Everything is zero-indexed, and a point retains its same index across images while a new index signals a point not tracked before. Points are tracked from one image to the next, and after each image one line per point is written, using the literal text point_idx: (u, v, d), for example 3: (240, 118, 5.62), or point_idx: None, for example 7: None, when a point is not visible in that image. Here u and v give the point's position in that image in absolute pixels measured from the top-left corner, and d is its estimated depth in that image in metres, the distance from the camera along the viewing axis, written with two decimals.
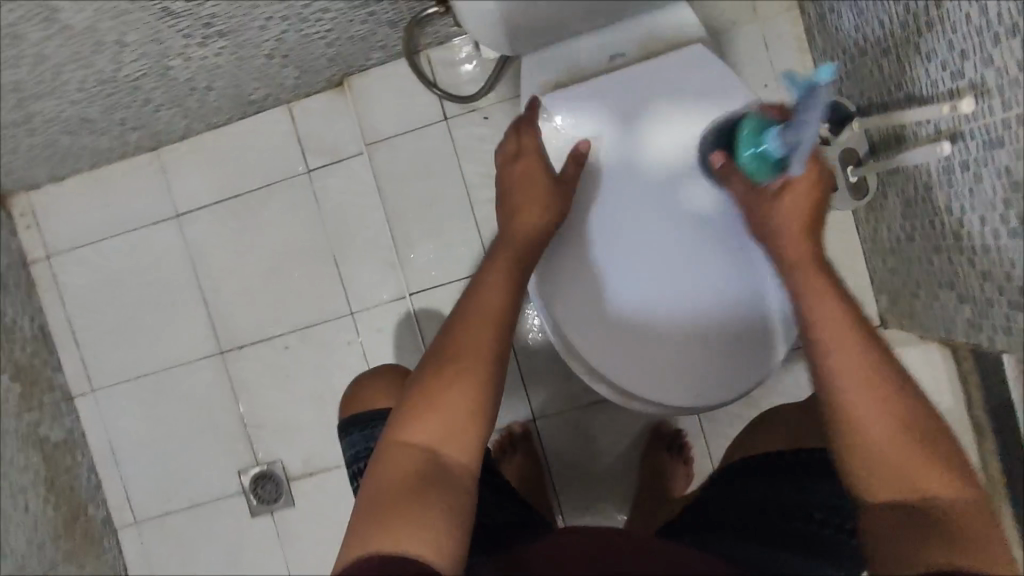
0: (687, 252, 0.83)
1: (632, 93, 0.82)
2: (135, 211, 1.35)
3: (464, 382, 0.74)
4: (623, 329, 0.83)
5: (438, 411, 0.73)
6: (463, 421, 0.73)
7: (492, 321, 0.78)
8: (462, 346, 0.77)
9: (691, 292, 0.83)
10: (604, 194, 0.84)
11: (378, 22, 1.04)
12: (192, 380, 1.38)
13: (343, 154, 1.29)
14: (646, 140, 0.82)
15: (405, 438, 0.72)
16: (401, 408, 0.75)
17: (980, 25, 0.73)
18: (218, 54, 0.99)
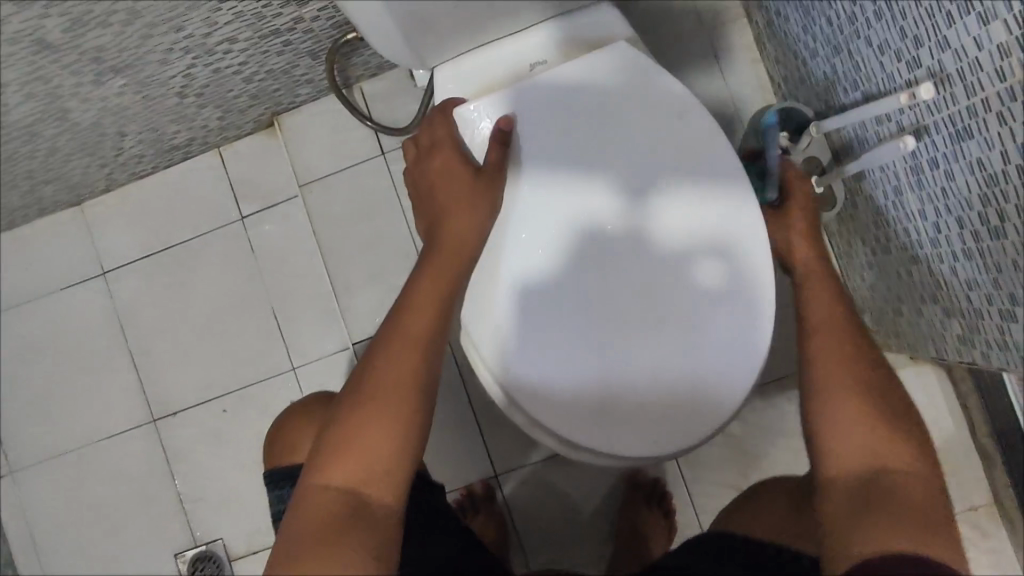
0: (660, 301, 0.70)
1: (564, 117, 0.72)
2: (57, 272, 1.24)
3: (386, 411, 0.63)
4: (579, 379, 0.70)
5: (358, 448, 0.61)
6: (389, 456, 0.62)
7: (416, 344, 0.66)
8: (381, 371, 0.64)
9: (667, 340, 0.70)
10: (549, 220, 0.71)
11: (296, 53, 0.98)
12: (121, 454, 1.24)
13: (277, 198, 1.19)
14: (622, 193, 0.71)
15: (320, 480, 0.60)
16: (318, 443, 0.63)
17: (930, 6, 0.66)
18: (121, 94, 0.92)
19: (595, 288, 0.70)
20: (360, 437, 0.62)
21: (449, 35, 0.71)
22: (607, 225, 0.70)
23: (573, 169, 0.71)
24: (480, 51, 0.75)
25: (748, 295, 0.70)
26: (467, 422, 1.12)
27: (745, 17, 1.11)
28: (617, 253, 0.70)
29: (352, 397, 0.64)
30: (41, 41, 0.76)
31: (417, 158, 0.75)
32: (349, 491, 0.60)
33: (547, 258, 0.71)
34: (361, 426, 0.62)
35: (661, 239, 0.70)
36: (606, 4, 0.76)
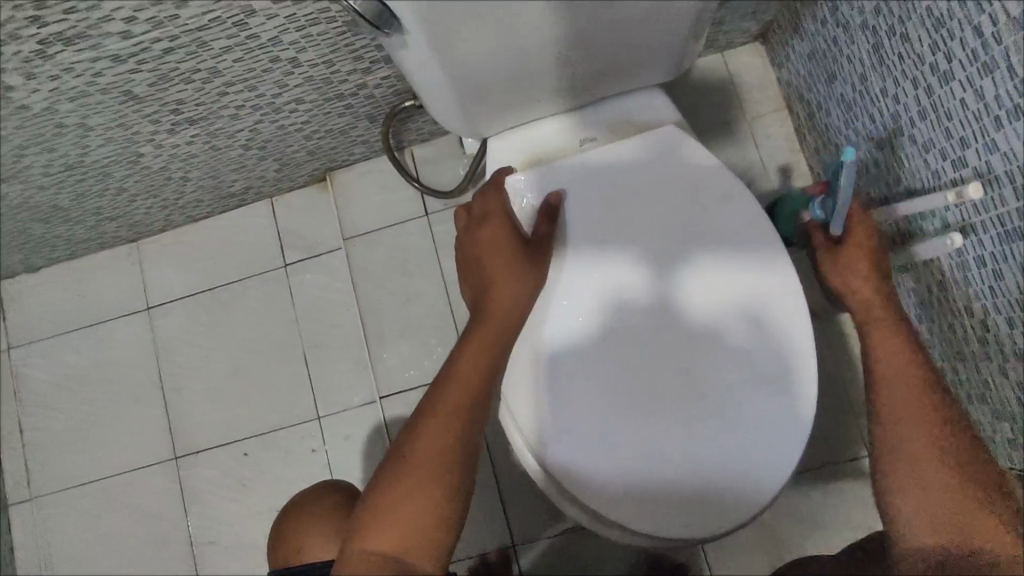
0: (697, 377, 0.69)
1: (604, 188, 0.74)
2: (106, 304, 1.29)
3: (425, 480, 0.63)
4: (610, 452, 0.68)
5: (397, 515, 0.61)
6: (426, 526, 0.61)
7: (455, 415, 0.66)
8: (423, 440, 0.64)
9: (702, 417, 0.68)
10: (587, 288, 0.72)
11: (356, 115, 1.04)
12: (140, 489, 1.24)
13: (321, 249, 1.23)
14: (662, 267, 0.72)
15: (363, 547, 0.60)
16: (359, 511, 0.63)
17: (977, 109, 0.67)
18: (191, 142, 0.98)
19: (630, 360, 0.70)
20: (398, 505, 0.61)
21: (506, 109, 0.74)
22: (641, 292, 0.71)
23: (614, 237, 0.73)
24: (532, 125, 0.79)
25: (789, 368, 0.69)
26: (487, 487, 1.10)
27: (786, 108, 1.14)
28: (651, 319, 0.70)
29: (393, 466, 0.64)
30: (128, 92, 0.82)
31: (467, 227, 0.74)
32: (393, 559, 0.60)
33: (586, 321, 0.71)
34: (400, 494, 0.62)
35: (698, 308, 0.70)
36: (654, 90, 0.79)
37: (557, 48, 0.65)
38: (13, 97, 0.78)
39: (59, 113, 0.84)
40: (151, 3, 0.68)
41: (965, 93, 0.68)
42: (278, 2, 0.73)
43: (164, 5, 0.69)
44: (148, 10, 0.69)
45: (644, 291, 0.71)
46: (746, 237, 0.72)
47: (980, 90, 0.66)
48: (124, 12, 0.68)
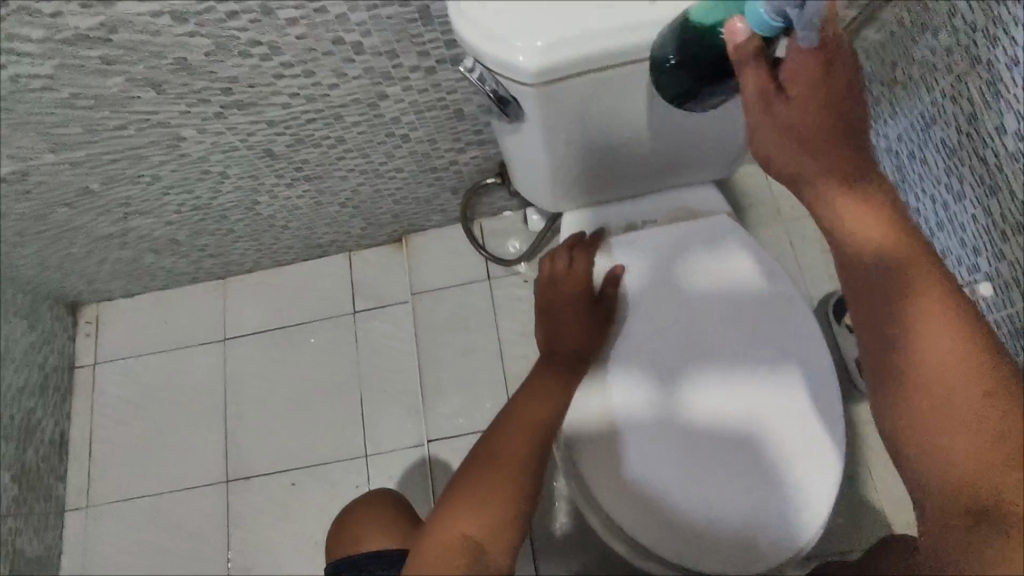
0: (732, 428, 0.79)
1: (647, 274, 0.86)
2: (188, 332, 1.43)
3: (507, 479, 0.73)
4: (651, 490, 0.78)
5: (483, 502, 0.70)
6: (505, 514, 0.70)
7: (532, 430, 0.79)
8: (507, 445, 0.77)
9: (735, 464, 0.78)
10: (637, 348, 0.83)
11: (442, 187, 1.20)
12: (188, 509, 1.31)
13: (389, 301, 1.37)
14: (702, 331, 0.83)
15: (451, 526, 0.68)
16: (448, 497, 0.72)
17: (986, 224, 0.80)
18: (301, 196, 1.15)
19: (671, 412, 0.80)
20: (486, 493, 0.71)
21: (584, 188, 0.89)
22: (682, 354, 0.82)
23: (649, 322, 0.84)
24: (603, 206, 0.94)
25: (798, 464, 0.77)
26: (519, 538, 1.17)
27: None
28: (671, 407, 0.80)
29: (476, 467, 0.74)
30: (269, 151, 0.99)
31: (552, 277, 0.88)
32: (478, 541, 0.67)
33: (617, 397, 0.81)
34: (487, 485, 0.72)
35: (724, 372, 0.81)
36: (707, 186, 0.94)
37: (634, 145, 0.80)
38: (182, 147, 0.95)
39: (210, 162, 0.99)
40: (314, 83, 0.86)
41: (976, 210, 0.81)
42: (407, 91, 0.90)
43: (321, 86, 0.87)
44: (309, 89, 0.87)
45: (668, 380, 0.81)
46: (779, 311, 0.83)
47: (988, 208, 0.79)
48: (292, 89, 0.86)
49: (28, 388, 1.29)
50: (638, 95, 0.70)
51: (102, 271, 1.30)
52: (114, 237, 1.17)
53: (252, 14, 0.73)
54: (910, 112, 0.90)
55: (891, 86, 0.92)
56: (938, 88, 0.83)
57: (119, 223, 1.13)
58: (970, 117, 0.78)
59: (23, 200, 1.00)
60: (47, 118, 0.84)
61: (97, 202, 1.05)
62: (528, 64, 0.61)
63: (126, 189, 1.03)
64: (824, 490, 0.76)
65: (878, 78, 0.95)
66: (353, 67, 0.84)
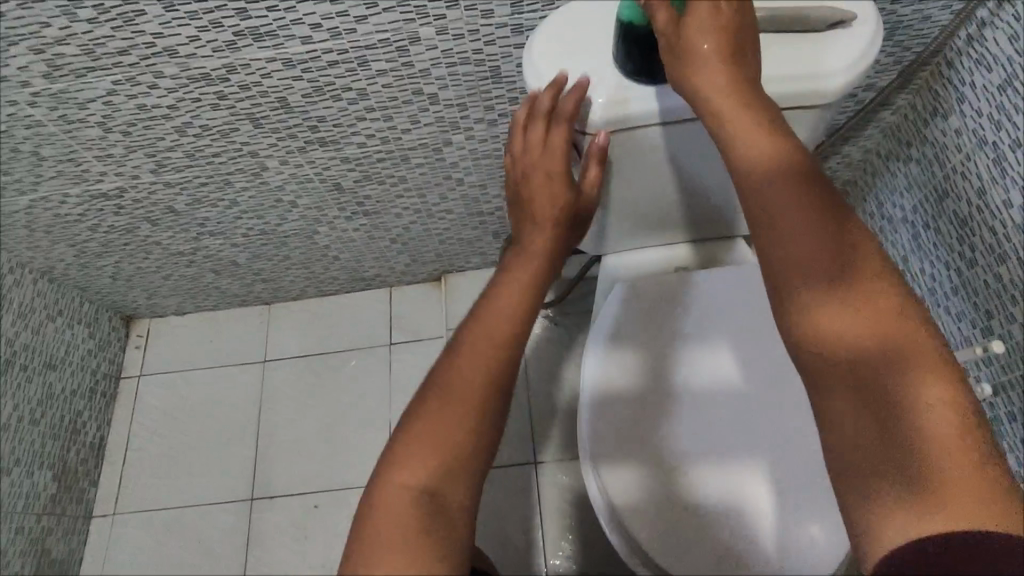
0: (743, 468, 0.84)
1: (665, 334, 0.92)
2: (231, 351, 1.50)
3: (459, 408, 0.57)
4: (667, 521, 0.84)
5: (429, 445, 0.55)
6: (461, 452, 0.56)
7: (489, 339, 0.61)
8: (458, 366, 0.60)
9: (745, 501, 0.83)
10: (659, 386, 0.90)
11: (485, 231, 1.30)
12: (211, 523, 1.34)
13: (424, 336, 1.44)
14: (720, 375, 0.89)
15: (392, 480, 0.54)
16: (386, 446, 0.57)
17: (998, 288, 0.86)
18: (357, 230, 1.25)
19: (686, 449, 0.86)
20: (434, 433, 0.56)
21: (625, 235, 0.98)
22: (699, 395, 0.88)
23: (654, 389, 0.90)
24: (640, 253, 1.02)
25: (794, 524, 0.81)
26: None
27: None
28: (666, 473, 0.85)
29: (428, 389, 0.59)
30: (338, 185, 1.10)
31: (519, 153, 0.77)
32: (427, 494, 0.53)
33: (620, 458, 0.87)
34: (435, 423, 0.56)
35: (737, 415, 0.87)
36: (738, 241, 1.02)
37: (672, 198, 0.89)
38: (264, 176, 1.06)
39: (285, 191, 1.11)
40: (390, 127, 0.97)
41: (988, 275, 0.88)
42: (469, 139, 1.02)
43: (396, 129, 0.98)
44: (385, 132, 0.98)
45: (666, 445, 0.86)
46: None
47: (999, 274, 0.85)
48: (370, 131, 0.98)
49: (79, 391, 1.37)
50: (681, 152, 0.79)
51: (163, 287, 1.40)
52: (183, 254, 1.28)
53: (350, 64, 0.85)
54: (924, 185, 0.98)
55: (907, 162, 1.01)
56: (949, 165, 0.92)
57: (191, 242, 1.24)
58: (979, 192, 0.86)
59: (115, 214, 1.11)
60: (158, 142, 0.95)
61: (177, 220, 1.16)
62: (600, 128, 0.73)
63: (205, 210, 1.14)
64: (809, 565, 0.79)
65: (895, 154, 1.04)
66: (426, 115, 0.96)
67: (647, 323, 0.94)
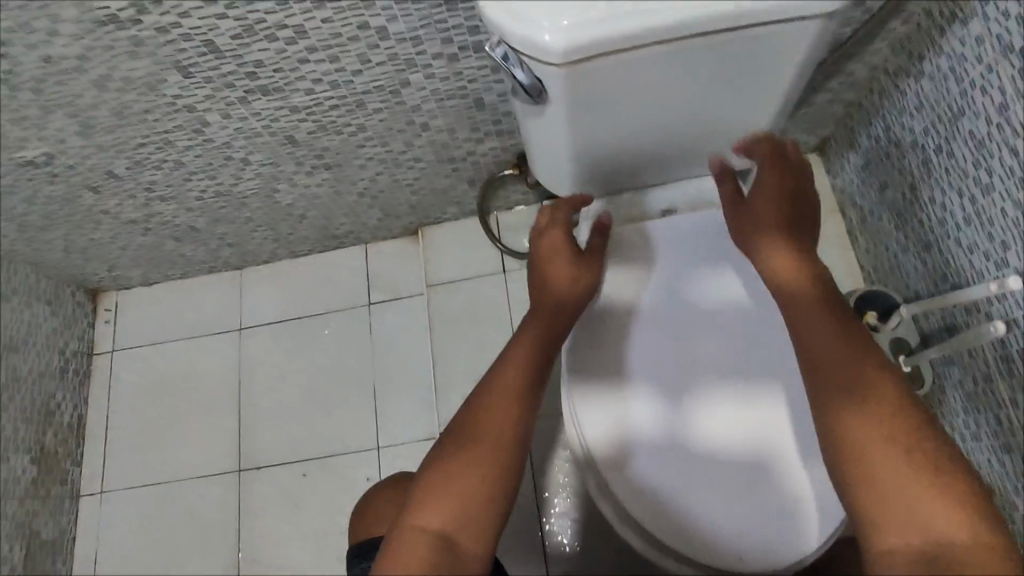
0: (742, 415, 0.79)
1: (654, 276, 0.86)
2: (204, 321, 1.44)
3: (479, 465, 0.69)
4: (662, 475, 0.78)
5: (454, 495, 0.66)
6: (479, 501, 0.67)
7: (511, 400, 0.74)
8: (483, 424, 0.72)
9: (744, 450, 0.78)
10: (647, 329, 0.84)
11: (459, 178, 1.20)
12: (201, 496, 1.31)
13: (405, 293, 1.37)
14: (715, 316, 0.84)
15: (417, 523, 0.64)
16: (413, 492, 0.68)
17: (1017, 218, 0.78)
18: (320, 185, 1.16)
19: (681, 397, 0.81)
20: (457, 484, 0.67)
21: (606, 176, 0.89)
22: (693, 339, 0.83)
23: (642, 333, 0.84)
24: (623, 195, 0.94)
25: (797, 471, 0.77)
26: (530, 534, 1.16)
27: (838, 212, 1.25)
28: (658, 423, 0.80)
29: (456, 433, 0.71)
30: (291, 137, 1.00)
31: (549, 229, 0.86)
32: (444, 538, 0.64)
33: (610, 409, 0.81)
34: (457, 474, 0.68)
35: (734, 359, 0.82)
36: None
37: (651, 133, 0.80)
38: (206, 132, 0.96)
39: (233, 148, 1.01)
40: (337, 69, 0.87)
41: (1006, 203, 0.80)
42: (429, 78, 0.91)
43: (345, 72, 0.87)
44: (333, 75, 0.88)
45: (659, 394, 0.81)
46: None
47: (1019, 201, 0.77)
48: (317, 74, 0.87)
49: (48, 371, 1.31)
50: (659, 81, 0.71)
51: (122, 258, 1.32)
52: (137, 223, 1.19)
53: None
54: (936, 103, 0.89)
55: (918, 78, 0.91)
56: (966, 80, 0.82)
57: (142, 208, 1.14)
58: (1000, 108, 0.77)
59: (50, 183, 1.02)
60: (78, 100, 0.85)
61: (122, 186, 1.06)
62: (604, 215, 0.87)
63: (150, 174, 1.04)
64: (811, 517, 0.76)
65: (904, 70, 0.94)
66: (377, 53, 0.85)
67: (632, 264, 0.87)
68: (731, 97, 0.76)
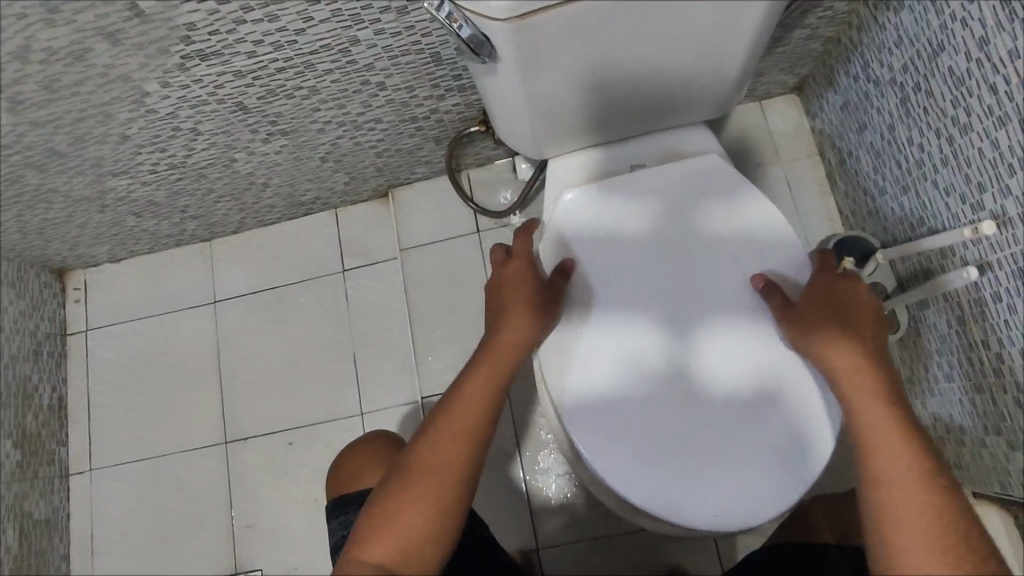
0: (718, 371, 0.79)
1: (637, 225, 0.83)
2: (177, 295, 1.41)
3: (422, 504, 0.68)
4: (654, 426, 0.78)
5: (395, 531, 0.67)
6: (420, 540, 0.67)
7: (461, 436, 0.72)
8: (429, 459, 0.71)
9: (722, 405, 0.78)
10: (633, 281, 0.82)
11: (425, 137, 1.15)
12: (189, 469, 1.32)
13: (378, 258, 1.34)
14: (695, 269, 0.82)
15: (361, 559, 0.67)
16: (362, 521, 0.69)
17: (993, 158, 0.76)
18: (279, 151, 1.11)
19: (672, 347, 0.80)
20: (400, 522, 0.68)
21: (569, 134, 0.85)
22: (678, 291, 0.81)
23: (631, 284, 0.82)
24: (590, 151, 0.90)
25: (776, 424, 0.77)
26: (516, 490, 1.18)
27: (817, 154, 1.21)
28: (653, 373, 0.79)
29: (398, 479, 0.70)
30: (240, 104, 0.95)
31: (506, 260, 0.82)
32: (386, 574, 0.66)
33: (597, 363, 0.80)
34: (400, 510, 0.68)
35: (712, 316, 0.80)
36: (699, 127, 0.90)
37: (614, 86, 0.76)
38: (148, 102, 0.90)
39: (180, 118, 0.95)
40: (279, 29, 0.81)
41: (984, 143, 0.77)
42: (379, 34, 0.85)
43: (287, 31, 0.82)
44: (275, 36, 0.82)
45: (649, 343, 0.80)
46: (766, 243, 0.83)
47: (996, 141, 0.75)
48: (257, 35, 0.81)
49: (22, 355, 1.29)
50: (616, 31, 0.66)
51: (84, 236, 1.28)
52: (91, 199, 1.14)
53: None
54: (915, 39, 0.84)
55: (897, 11, 0.86)
56: (946, 11, 0.77)
57: (94, 184, 1.09)
58: (981, 42, 0.73)
59: None
60: None
61: (68, 162, 1.01)
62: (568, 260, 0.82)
63: (96, 149, 0.99)
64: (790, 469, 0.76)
65: (884, 2, 0.88)
66: (319, 10, 0.79)
67: (612, 216, 0.84)
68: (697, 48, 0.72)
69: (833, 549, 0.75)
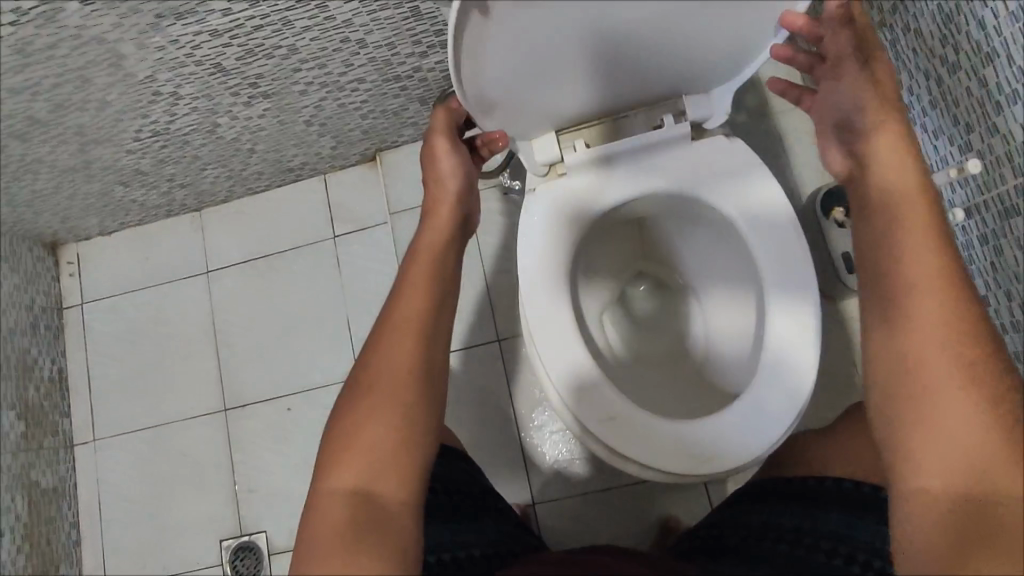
0: None
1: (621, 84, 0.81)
2: (170, 266, 1.41)
3: (383, 412, 0.65)
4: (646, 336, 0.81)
5: (358, 448, 0.63)
6: (391, 449, 0.64)
7: (409, 334, 0.69)
8: (381, 368, 0.67)
9: None
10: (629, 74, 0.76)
11: (410, 98, 1.14)
12: (190, 436, 1.35)
13: (368, 224, 1.34)
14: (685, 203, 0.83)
15: (331, 487, 0.62)
16: (324, 453, 0.65)
17: (981, 97, 0.75)
18: (263, 115, 1.10)
19: None
20: (361, 438, 0.64)
21: None
22: None
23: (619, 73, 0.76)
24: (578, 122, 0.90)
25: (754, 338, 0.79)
26: (511, 447, 1.20)
27: None
28: None
29: (350, 397, 0.67)
30: (219, 65, 0.94)
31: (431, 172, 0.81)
32: (358, 494, 0.61)
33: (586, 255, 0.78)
34: (359, 425, 0.64)
35: None
36: None
37: None
38: (125, 65, 0.89)
39: (159, 80, 0.94)
40: None
41: (970, 82, 0.76)
42: None
43: None
44: None
45: None
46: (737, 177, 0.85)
47: (983, 79, 0.74)
48: None
49: (19, 328, 1.29)
50: None
51: (72, 208, 1.28)
52: (77, 169, 1.13)
53: None
54: None
55: None
56: None
57: (78, 153, 1.09)
58: None
59: None
60: None
61: (51, 131, 1.00)
62: (496, 127, 0.82)
63: (76, 116, 0.98)
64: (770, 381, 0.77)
65: None
66: None
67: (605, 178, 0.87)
68: (709, 19, 0.71)
69: (830, 482, 0.75)
